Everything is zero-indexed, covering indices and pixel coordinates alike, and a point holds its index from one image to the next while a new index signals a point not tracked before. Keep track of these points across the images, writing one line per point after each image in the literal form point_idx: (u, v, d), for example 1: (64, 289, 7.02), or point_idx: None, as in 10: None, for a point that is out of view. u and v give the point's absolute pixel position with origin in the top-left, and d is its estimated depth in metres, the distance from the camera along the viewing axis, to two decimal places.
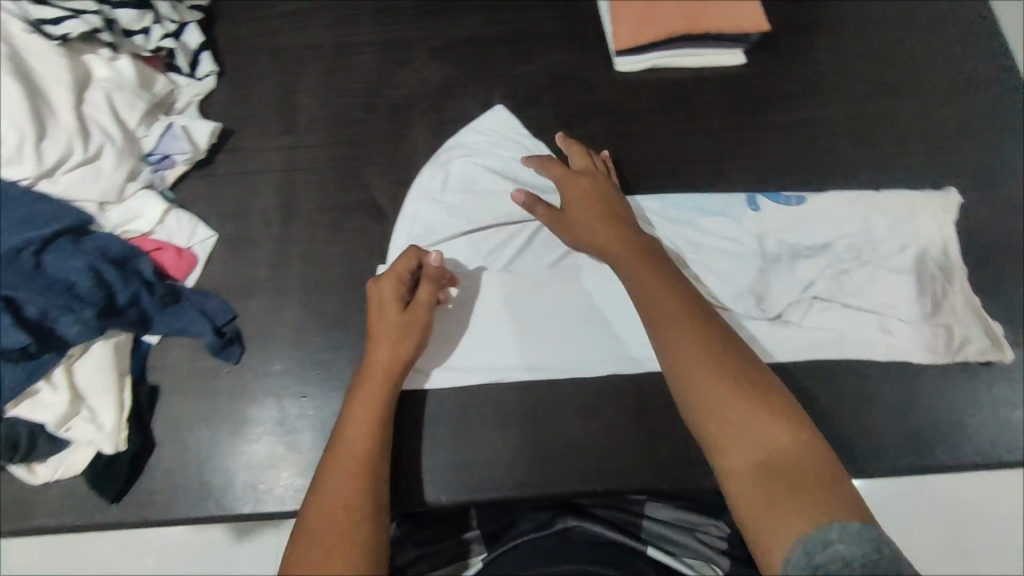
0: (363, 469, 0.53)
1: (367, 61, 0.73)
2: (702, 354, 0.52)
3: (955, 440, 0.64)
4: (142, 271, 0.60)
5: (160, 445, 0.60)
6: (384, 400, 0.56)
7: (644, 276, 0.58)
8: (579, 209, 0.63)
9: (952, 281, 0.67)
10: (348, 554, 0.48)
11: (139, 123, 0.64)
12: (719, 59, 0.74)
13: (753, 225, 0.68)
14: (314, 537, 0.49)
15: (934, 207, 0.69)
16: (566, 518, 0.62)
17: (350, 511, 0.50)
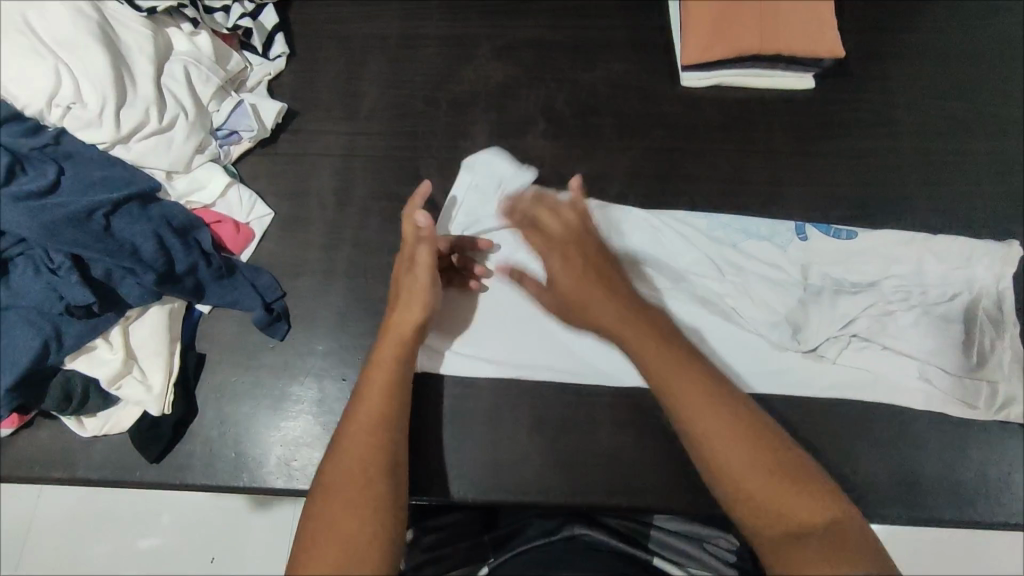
0: (378, 428, 0.52)
1: (433, 54, 0.74)
2: (726, 436, 0.49)
3: (999, 497, 0.61)
4: (201, 242, 0.61)
5: (202, 412, 0.61)
6: (397, 361, 0.55)
7: (649, 353, 0.54)
8: (570, 289, 0.58)
9: (1002, 336, 0.63)
10: (364, 509, 0.48)
11: (211, 98, 0.66)
12: (789, 82, 0.73)
13: (799, 252, 0.66)
14: (330, 491, 0.49)
15: (993, 257, 0.66)
16: (573, 526, 0.60)
17: (366, 468, 0.50)
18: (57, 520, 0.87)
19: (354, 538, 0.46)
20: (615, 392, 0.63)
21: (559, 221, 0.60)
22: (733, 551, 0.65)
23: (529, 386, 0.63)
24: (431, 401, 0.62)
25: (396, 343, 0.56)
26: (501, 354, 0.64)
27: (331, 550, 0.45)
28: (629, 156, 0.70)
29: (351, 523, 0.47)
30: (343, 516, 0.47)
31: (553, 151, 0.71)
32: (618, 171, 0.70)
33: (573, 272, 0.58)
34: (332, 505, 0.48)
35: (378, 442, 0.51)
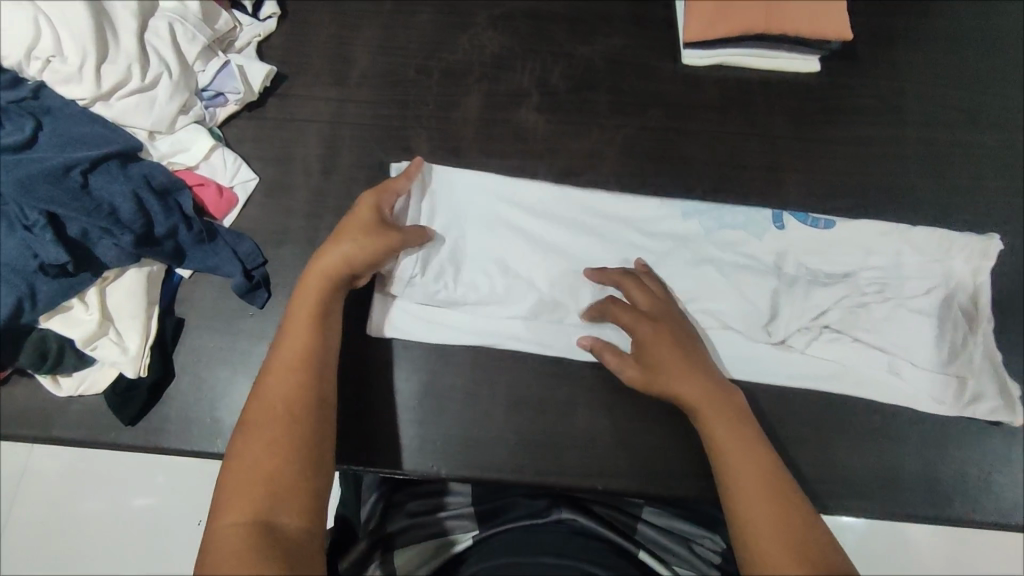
0: (306, 369, 0.52)
1: (428, 21, 0.72)
2: (777, 528, 0.48)
3: (976, 495, 0.60)
4: (183, 205, 0.61)
5: (179, 377, 0.61)
6: (330, 304, 0.55)
7: (721, 429, 0.54)
8: (657, 350, 0.57)
9: (974, 331, 0.62)
10: (284, 448, 0.48)
11: (197, 58, 0.64)
12: (791, 65, 0.70)
13: (775, 240, 0.65)
14: (253, 434, 0.48)
15: (973, 248, 0.64)
16: (561, 510, 0.61)
17: (292, 411, 0.50)
18: (44, 476, 0.88)
19: (281, 480, 0.47)
20: (595, 374, 0.62)
21: (651, 298, 0.60)
22: (717, 552, 0.66)
23: (497, 363, 0.62)
24: (409, 374, 0.62)
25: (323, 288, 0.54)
26: (467, 331, 0.63)
27: (257, 491, 0.46)
28: (623, 135, 0.69)
29: (276, 466, 0.47)
30: (268, 459, 0.47)
31: (546, 126, 0.69)
32: (611, 149, 0.68)
33: (660, 339, 0.57)
34: (257, 445, 0.48)
35: (303, 382, 0.51)
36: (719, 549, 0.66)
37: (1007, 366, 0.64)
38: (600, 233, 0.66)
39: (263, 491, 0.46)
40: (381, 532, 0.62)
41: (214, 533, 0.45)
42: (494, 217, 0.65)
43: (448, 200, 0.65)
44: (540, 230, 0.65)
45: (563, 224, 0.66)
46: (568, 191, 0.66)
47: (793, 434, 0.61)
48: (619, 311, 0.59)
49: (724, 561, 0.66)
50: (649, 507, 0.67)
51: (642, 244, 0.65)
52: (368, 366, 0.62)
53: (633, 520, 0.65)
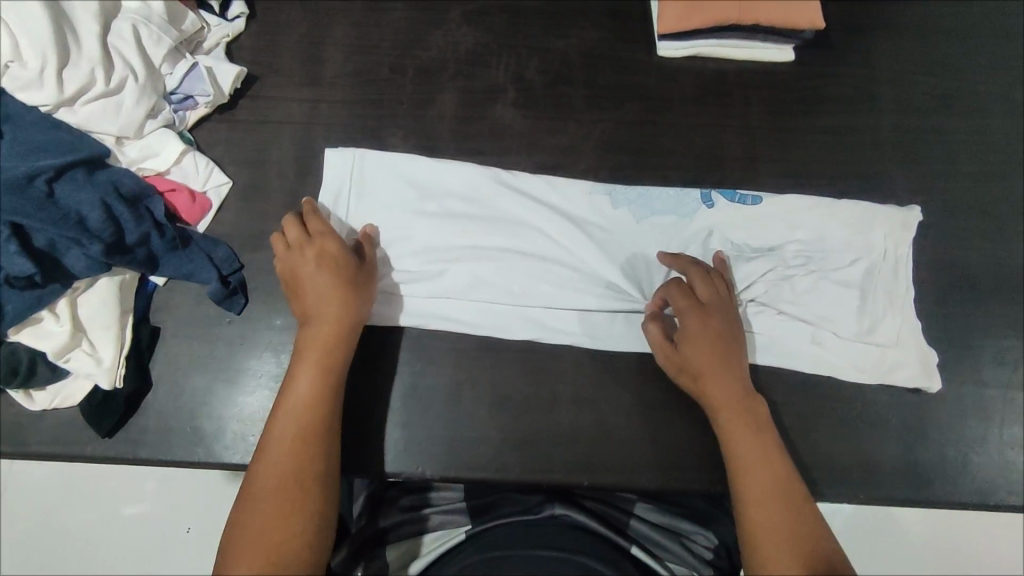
0: (317, 413, 0.54)
1: (400, 17, 0.71)
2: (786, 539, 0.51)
3: (957, 477, 0.60)
4: (154, 211, 0.59)
5: (157, 386, 0.60)
6: (327, 360, 0.55)
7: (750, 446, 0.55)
8: (703, 354, 0.58)
9: (893, 301, 0.63)
10: (291, 517, 0.51)
11: (163, 61, 0.63)
12: (766, 55, 0.71)
13: (703, 216, 0.65)
14: (273, 480, 0.52)
15: (893, 223, 0.65)
16: (554, 506, 0.62)
17: (306, 455, 0.52)
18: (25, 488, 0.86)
19: (302, 524, 0.51)
20: (578, 370, 0.62)
21: (711, 293, 0.60)
22: (710, 548, 0.66)
23: (438, 347, 0.62)
24: (392, 375, 0.61)
25: (331, 339, 0.56)
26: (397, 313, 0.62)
27: (280, 538, 0.50)
28: (601, 129, 0.68)
29: (283, 537, 0.50)
30: (287, 505, 0.51)
31: (522, 122, 0.68)
32: (588, 143, 0.68)
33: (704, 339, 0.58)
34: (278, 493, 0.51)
35: (309, 438, 0.53)
36: (711, 546, 0.66)
37: (994, 348, 0.64)
38: (527, 213, 0.65)
39: (290, 537, 0.50)
40: (375, 527, 0.62)
41: None
42: (423, 198, 0.65)
43: (380, 183, 0.65)
44: (471, 213, 0.65)
45: (490, 206, 0.65)
46: (490, 175, 0.66)
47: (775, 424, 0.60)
48: (680, 297, 0.60)
49: (719, 557, 0.65)
50: (641, 503, 0.66)
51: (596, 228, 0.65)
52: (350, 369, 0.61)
53: (626, 517, 0.65)
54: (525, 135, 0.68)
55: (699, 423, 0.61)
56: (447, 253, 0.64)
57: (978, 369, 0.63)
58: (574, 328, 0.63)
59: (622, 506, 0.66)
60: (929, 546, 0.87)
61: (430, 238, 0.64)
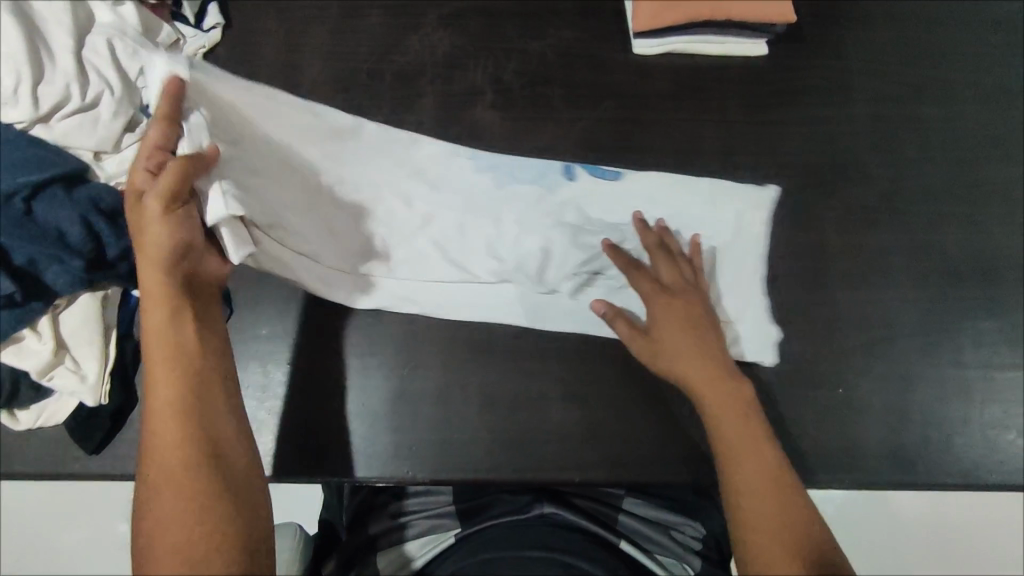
0: (179, 378, 0.49)
1: (377, 23, 0.71)
2: (770, 517, 0.50)
3: (939, 459, 0.61)
4: None
5: (142, 401, 0.60)
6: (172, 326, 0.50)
7: (733, 427, 0.55)
8: (671, 335, 0.59)
9: (862, 288, 0.65)
10: (189, 509, 0.45)
11: (139, 73, 0.61)
12: (740, 50, 0.72)
13: (568, 195, 0.66)
14: (158, 471, 0.47)
15: (746, 199, 0.66)
16: (543, 504, 0.62)
17: (183, 427, 0.47)
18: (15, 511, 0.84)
19: (201, 501, 0.46)
20: (565, 368, 0.62)
21: (677, 277, 0.62)
22: (698, 538, 0.66)
23: (426, 351, 0.62)
24: (381, 382, 0.61)
25: (158, 294, 0.50)
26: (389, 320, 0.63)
27: (179, 522, 0.45)
28: (579, 128, 0.69)
29: (187, 530, 0.45)
30: (183, 487, 0.46)
31: (502, 124, 0.69)
32: (567, 142, 0.68)
33: (668, 325, 0.59)
34: (167, 477, 0.46)
35: (181, 419, 0.48)
36: (699, 535, 0.66)
37: (972, 329, 0.64)
38: (432, 198, 0.65)
39: (188, 518, 0.45)
40: (367, 535, 0.62)
41: None
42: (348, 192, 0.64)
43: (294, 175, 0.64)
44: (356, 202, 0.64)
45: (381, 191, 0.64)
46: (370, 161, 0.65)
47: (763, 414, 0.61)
48: (641, 279, 0.62)
49: (706, 547, 0.66)
50: (630, 497, 0.67)
51: (500, 209, 0.66)
52: (339, 377, 0.61)
53: (616, 511, 0.65)
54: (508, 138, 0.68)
55: (685, 416, 0.62)
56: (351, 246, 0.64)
57: (959, 352, 0.63)
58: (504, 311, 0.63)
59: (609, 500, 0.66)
60: (915, 529, 0.89)
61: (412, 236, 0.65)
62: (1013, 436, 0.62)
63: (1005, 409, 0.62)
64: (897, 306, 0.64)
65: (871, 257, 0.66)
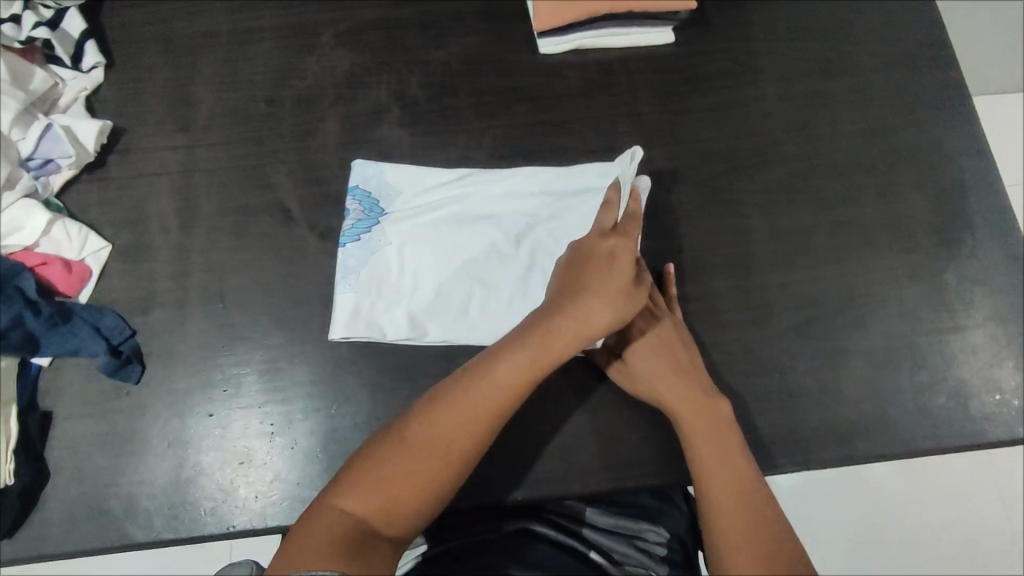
0: (517, 390, 0.53)
1: (270, 47, 0.68)
2: (747, 535, 0.52)
3: (876, 432, 0.61)
4: (25, 289, 0.56)
5: (55, 476, 0.55)
6: (540, 362, 0.53)
7: (703, 445, 0.55)
8: (647, 361, 0.59)
9: (788, 270, 0.65)
10: (416, 476, 0.50)
11: (11, 126, 0.59)
12: (646, 40, 0.71)
13: (431, 198, 0.63)
14: (436, 440, 0.51)
15: None
16: (518, 523, 0.60)
17: (486, 427, 0.52)
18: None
19: (441, 475, 0.51)
20: None
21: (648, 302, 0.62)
22: (663, 544, 0.65)
23: (352, 386, 0.59)
24: (307, 424, 0.58)
25: (579, 330, 0.54)
26: (311, 357, 0.59)
27: (399, 494, 0.50)
28: (492, 136, 0.67)
29: (402, 489, 0.50)
30: (428, 457, 0.51)
31: (410, 139, 0.66)
32: (481, 151, 0.67)
33: (649, 349, 0.59)
34: (428, 448, 0.51)
35: (484, 421, 0.52)
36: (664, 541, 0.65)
37: (896, 300, 0.65)
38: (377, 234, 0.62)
39: (427, 486, 0.50)
40: None
41: (316, 518, 0.48)
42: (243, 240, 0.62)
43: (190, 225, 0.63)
44: (343, 247, 0.61)
45: (357, 234, 0.62)
46: (385, 205, 0.63)
47: None
48: None
49: (670, 552, 0.66)
50: (593, 509, 0.65)
51: (418, 234, 0.62)
52: (264, 424, 0.58)
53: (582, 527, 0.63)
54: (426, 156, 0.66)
55: (623, 419, 0.60)
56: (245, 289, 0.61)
57: (886, 323, 0.64)
58: (426, 337, 0.59)
59: (572, 514, 0.65)
60: None
61: (343, 267, 0.61)
62: (943, 399, 0.62)
63: (935, 374, 0.63)
64: (819, 283, 0.65)
65: (791, 238, 0.66)
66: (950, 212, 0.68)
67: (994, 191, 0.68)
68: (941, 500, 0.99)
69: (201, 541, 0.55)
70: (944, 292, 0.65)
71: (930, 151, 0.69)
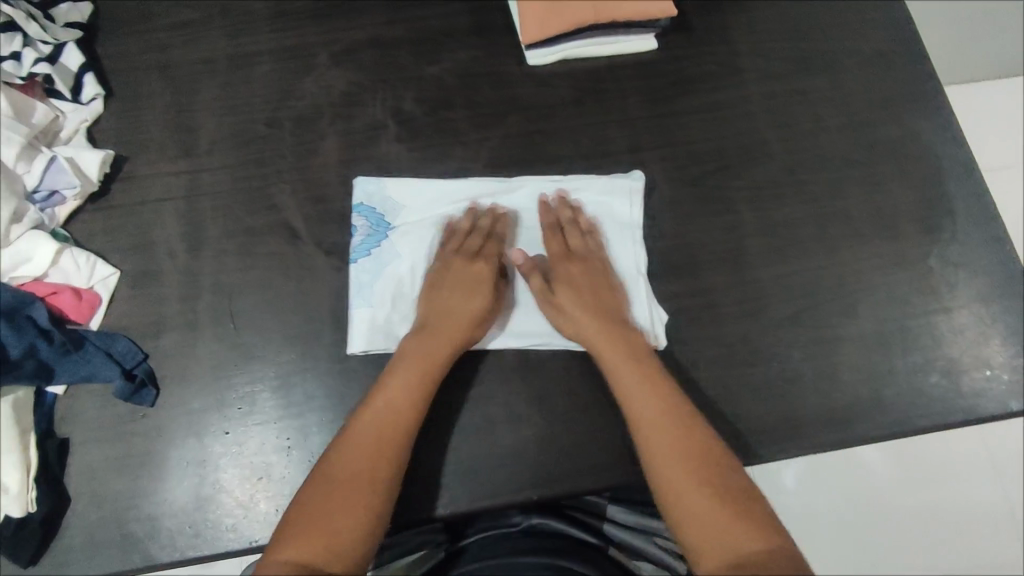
0: (409, 406, 0.56)
1: (268, 70, 0.70)
2: (684, 473, 0.54)
3: (874, 413, 0.63)
4: (37, 318, 0.57)
5: (76, 501, 0.56)
6: (421, 379, 0.58)
7: (623, 371, 0.59)
8: (568, 295, 0.62)
9: (781, 262, 0.67)
10: (345, 507, 0.52)
11: (17, 159, 0.59)
12: (631, 47, 0.73)
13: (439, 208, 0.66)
14: (348, 471, 0.54)
15: (617, 191, 0.68)
16: (532, 517, 0.65)
17: (393, 444, 0.55)
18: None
19: (366, 502, 0.53)
20: (507, 388, 0.62)
21: (579, 240, 0.66)
22: None
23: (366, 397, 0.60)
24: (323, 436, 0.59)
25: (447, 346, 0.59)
26: (324, 371, 0.61)
27: (334, 527, 0.51)
28: (488, 146, 0.69)
29: (337, 524, 0.51)
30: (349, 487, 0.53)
31: (409, 154, 0.68)
32: (478, 162, 0.68)
33: (617, 359, 0.59)
34: (348, 477, 0.53)
35: (386, 439, 0.55)
36: None
37: (885, 285, 0.67)
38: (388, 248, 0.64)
39: (357, 513, 0.52)
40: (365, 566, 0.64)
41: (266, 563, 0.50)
42: (249, 261, 0.64)
43: (197, 248, 0.64)
44: (355, 262, 0.63)
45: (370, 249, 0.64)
46: (389, 218, 0.65)
47: (706, 395, 0.63)
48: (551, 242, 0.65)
49: None
50: (614, 506, 0.68)
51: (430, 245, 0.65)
52: (280, 440, 0.59)
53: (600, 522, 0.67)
54: (428, 170, 0.68)
55: None
56: (254, 308, 0.62)
57: (877, 308, 0.66)
58: None
59: (592, 509, 0.68)
60: None
61: (356, 281, 0.63)
62: (936, 378, 0.64)
63: (926, 354, 0.65)
64: (812, 273, 0.67)
65: (782, 231, 0.68)
66: (931, 198, 0.70)
67: (972, 177, 0.71)
68: (939, 480, 1.02)
69: (221, 558, 0.56)
70: (930, 277, 0.68)
71: (908, 142, 0.72)
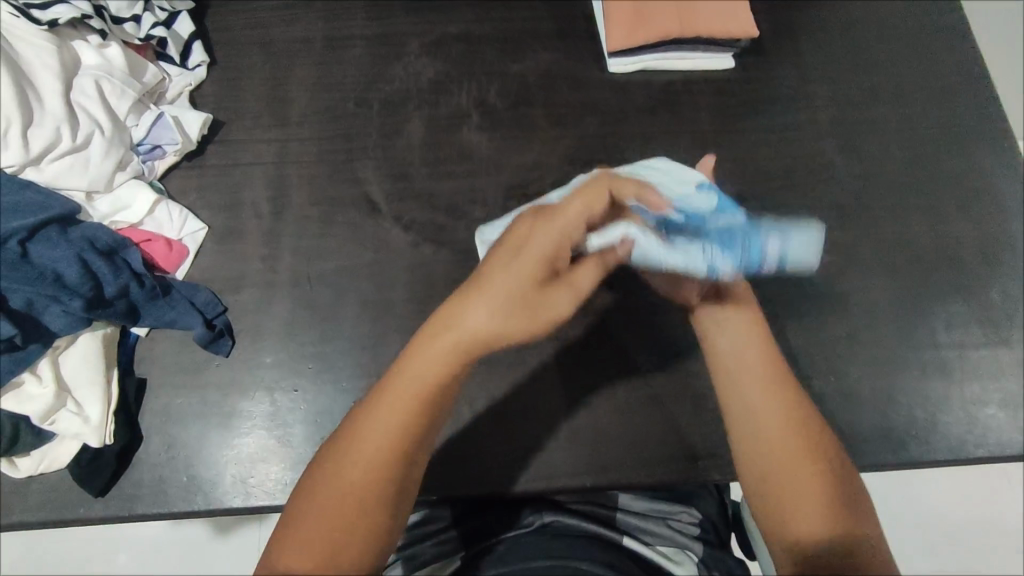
0: (429, 388, 0.49)
1: (361, 54, 0.73)
2: (785, 443, 0.53)
3: (928, 437, 0.64)
4: (131, 262, 0.59)
5: (148, 439, 0.59)
6: (442, 363, 0.49)
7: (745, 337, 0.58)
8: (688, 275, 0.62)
9: (845, 280, 0.68)
10: (354, 497, 0.46)
11: (129, 113, 0.63)
12: (707, 64, 0.76)
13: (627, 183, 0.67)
14: (349, 461, 0.47)
15: None
16: (542, 515, 0.60)
17: (406, 422, 0.48)
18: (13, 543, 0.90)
19: (377, 486, 0.47)
20: (569, 375, 0.63)
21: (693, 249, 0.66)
22: (696, 524, 0.64)
23: None
24: None
25: (495, 309, 0.49)
26: (393, 340, 0.63)
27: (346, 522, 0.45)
28: (565, 144, 0.72)
29: (350, 521, 0.45)
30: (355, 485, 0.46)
31: (488, 144, 0.71)
32: (554, 157, 0.71)
33: (747, 329, 0.58)
34: (349, 474, 0.47)
35: (406, 421, 0.48)
36: (695, 521, 0.64)
37: (945, 313, 0.68)
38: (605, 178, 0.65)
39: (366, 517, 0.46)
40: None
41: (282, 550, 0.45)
42: (330, 229, 0.66)
43: (282, 213, 0.67)
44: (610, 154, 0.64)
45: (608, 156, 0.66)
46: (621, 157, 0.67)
47: None
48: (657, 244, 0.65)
49: (705, 531, 0.64)
50: (624, 495, 0.65)
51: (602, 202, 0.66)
52: (347, 402, 0.61)
53: (613, 512, 0.63)
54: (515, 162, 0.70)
55: (689, 414, 0.62)
56: (331, 274, 0.65)
57: (936, 335, 0.67)
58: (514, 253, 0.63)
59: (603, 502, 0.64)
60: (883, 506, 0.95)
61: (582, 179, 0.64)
62: (992, 410, 0.65)
63: (984, 386, 0.65)
64: (872, 294, 0.68)
65: (846, 252, 0.70)
66: (993, 235, 0.71)
67: None
68: None
69: (276, 511, 0.58)
70: (991, 310, 0.68)
71: (974, 178, 0.73)
